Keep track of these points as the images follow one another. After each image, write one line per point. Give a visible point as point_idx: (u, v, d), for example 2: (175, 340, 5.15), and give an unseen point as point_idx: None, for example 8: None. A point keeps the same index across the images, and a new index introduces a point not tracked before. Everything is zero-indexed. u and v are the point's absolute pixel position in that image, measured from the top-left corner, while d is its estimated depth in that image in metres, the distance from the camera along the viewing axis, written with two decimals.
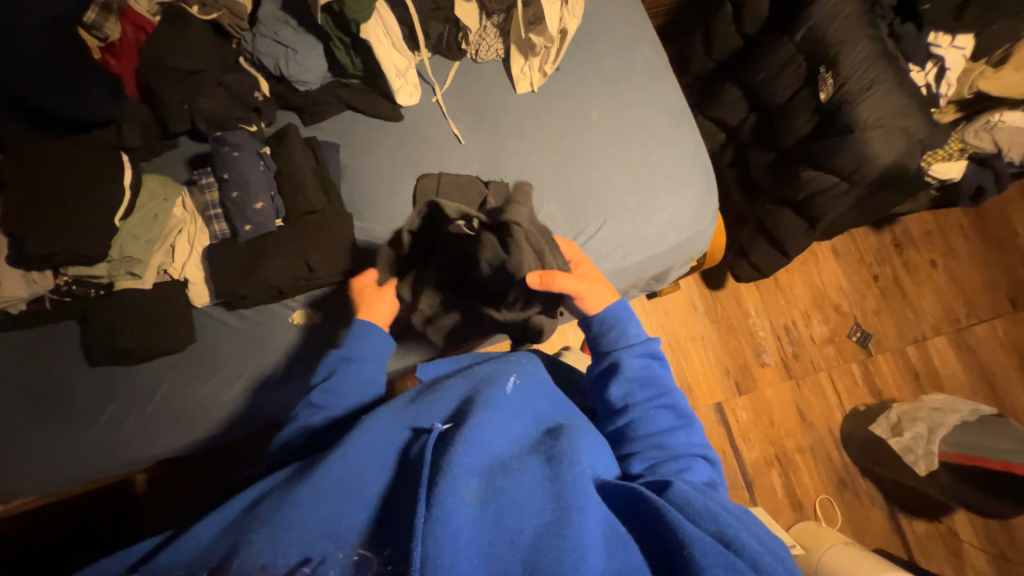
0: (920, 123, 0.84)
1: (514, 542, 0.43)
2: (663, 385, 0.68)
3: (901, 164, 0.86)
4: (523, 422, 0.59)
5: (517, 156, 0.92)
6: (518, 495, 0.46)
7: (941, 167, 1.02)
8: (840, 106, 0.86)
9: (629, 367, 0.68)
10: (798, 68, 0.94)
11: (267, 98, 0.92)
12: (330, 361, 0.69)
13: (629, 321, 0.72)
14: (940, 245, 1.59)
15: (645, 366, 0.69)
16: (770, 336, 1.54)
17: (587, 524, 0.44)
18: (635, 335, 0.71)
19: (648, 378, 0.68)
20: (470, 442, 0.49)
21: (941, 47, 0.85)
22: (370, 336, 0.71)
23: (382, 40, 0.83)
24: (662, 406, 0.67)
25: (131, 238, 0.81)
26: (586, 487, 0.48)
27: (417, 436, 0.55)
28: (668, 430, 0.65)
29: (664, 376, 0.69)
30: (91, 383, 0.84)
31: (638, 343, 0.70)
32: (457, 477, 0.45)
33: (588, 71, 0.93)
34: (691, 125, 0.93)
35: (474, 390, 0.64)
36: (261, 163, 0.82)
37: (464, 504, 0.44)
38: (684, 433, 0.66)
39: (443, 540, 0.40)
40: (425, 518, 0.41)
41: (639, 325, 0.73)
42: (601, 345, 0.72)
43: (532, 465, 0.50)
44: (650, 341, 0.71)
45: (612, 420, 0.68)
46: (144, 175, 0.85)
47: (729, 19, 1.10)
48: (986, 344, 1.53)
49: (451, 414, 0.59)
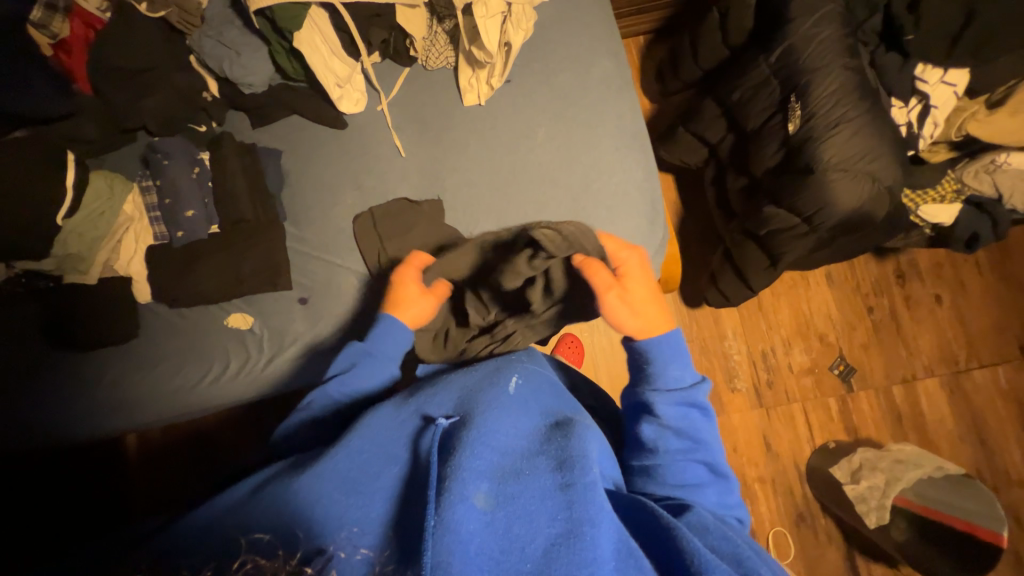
0: (887, 168, 0.79)
1: (525, 551, 0.44)
2: (699, 434, 0.61)
3: (867, 209, 0.80)
4: (530, 416, 0.60)
5: (456, 173, 0.90)
6: (530, 504, 0.47)
7: (931, 210, 0.92)
8: (805, 142, 0.80)
9: (665, 410, 0.61)
10: (771, 92, 0.87)
11: (215, 99, 0.93)
12: (352, 357, 0.68)
13: (671, 362, 0.63)
14: (950, 279, 1.46)
15: (682, 414, 0.61)
16: (745, 360, 1.44)
17: (598, 538, 0.45)
18: (676, 376, 0.63)
19: (684, 426, 0.61)
20: (481, 442, 0.50)
21: (928, 83, 0.84)
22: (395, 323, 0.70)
23: (317, 48, 0.82)
24: (698, 457, 0.60)
25: (75, 236, 0.84)
26: (598, 498, 0.48)
27: (425, 428, 0.55)
28: (697, 480, 0.59)
29: (703, 428, 0.62)
30: (39, 366, 0.89)
31: (678, 391, 0.62)
32: (466, 483, 0.46)
33: (540, 86, 0.90)
34: (645, 149, 0.89)
35: (472, 390, 0.62)
36: (194, 170, 0.86)
37: (473, 511, 0.44)
38: (713, 488, 0.60)
39: (453, 545, 0.41)
40: (434, 522, 0.42)
41: (683, 364, 0.63)
42: (643, 375, 0.64)
43: (542, 470, 0.50)
44: (694, 387, 0.63)
45: (637, 455, 0.62)
46: (89, 172, 0.86)
47: (715, 25, 0.99)
48: (983, 391, 1.42)
49: (458, 406, 0.59)
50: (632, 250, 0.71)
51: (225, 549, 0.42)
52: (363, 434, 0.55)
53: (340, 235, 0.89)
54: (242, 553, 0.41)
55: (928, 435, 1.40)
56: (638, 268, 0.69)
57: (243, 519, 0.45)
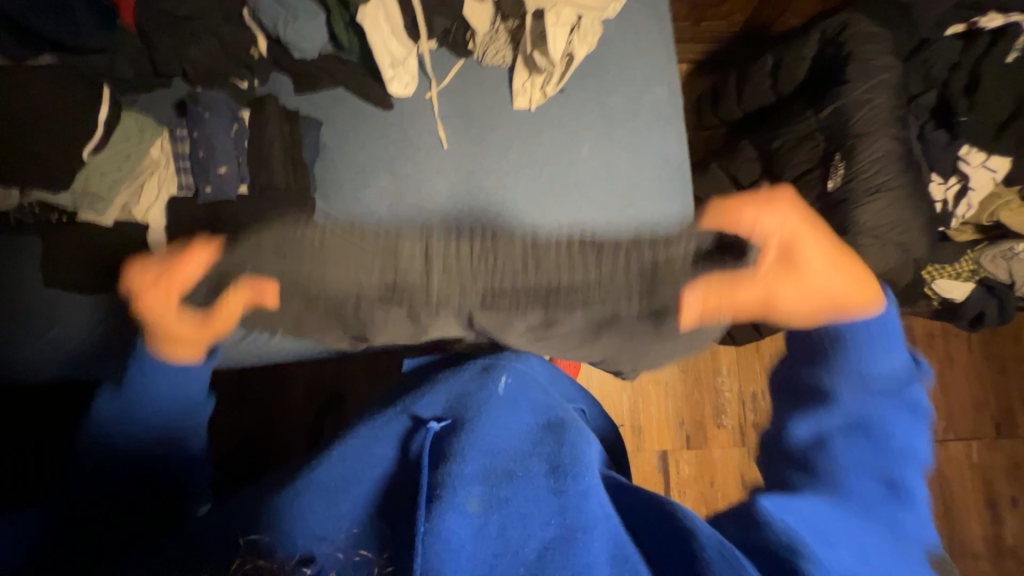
0: (916, 241, 0.81)
1: (518, 553, 0.44)
2: (889, 444, 0.49)
3: (888, 276, 0.82)
4: (521, 416, 0.57)
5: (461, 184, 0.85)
6: (522, 507, 0.47)
7: (944, 284, 0.95)
8: (841, 203, 0.82)
9: (851, 399, 0.51)
10: (814, 146, 0.89)
11: (262, 58, 0.89)
12: (114, 408, 0.62)
13: (868, 344, 0.52)
14: (940, 350, 1.50)
15: (873, 406, 0.50)
16: (735, 398, 1.42)
17: (591, 543, 0.44)
18: (876, 364, 0.51)
19: (867, 423, 0.50)
20: (473, 448, 0.50)
21: (970, 165, 0.86)
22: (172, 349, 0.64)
23: (381, 27, 0.82)
24: (878, 472, 0.48)
25: (98, 173, 0.82)
26: (590, 505, 0.47)
27: (416, 429, 0.54)
28: (868, 491, 0.48)
29: (901, 433, 0.50)
30: (35, 300, 0.85)
31: (872, 380, 0.51)
32: (458, 490, 0.46)
33: (593, 102, 0.90)
34: (683, 182, 0.90)
35: (466, 390, 0.58)
36: (233, 126, 0.85)
37: (464, 518, 0.45)
38: (895, 523, 0.46)
39: (441, 554, 0.42)
40: (425, 528, 0.43)
41: (892, 355, 0.51)
42: (822, 350, 0.54)
43: (535, 473, 0.50)
44: (902, 380, 0.51)
45: (787, 446, 0.53)
46: (122, 111, 0.83)
47: (766, 71, 1.00)
48: (955, 461, 1.47)
49: (449, 408, 0.56)
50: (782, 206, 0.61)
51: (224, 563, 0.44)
52: (351, 440, 0.54)
53: (368, 218, 0.87)
54: (239, 553, 0.44)
55: None
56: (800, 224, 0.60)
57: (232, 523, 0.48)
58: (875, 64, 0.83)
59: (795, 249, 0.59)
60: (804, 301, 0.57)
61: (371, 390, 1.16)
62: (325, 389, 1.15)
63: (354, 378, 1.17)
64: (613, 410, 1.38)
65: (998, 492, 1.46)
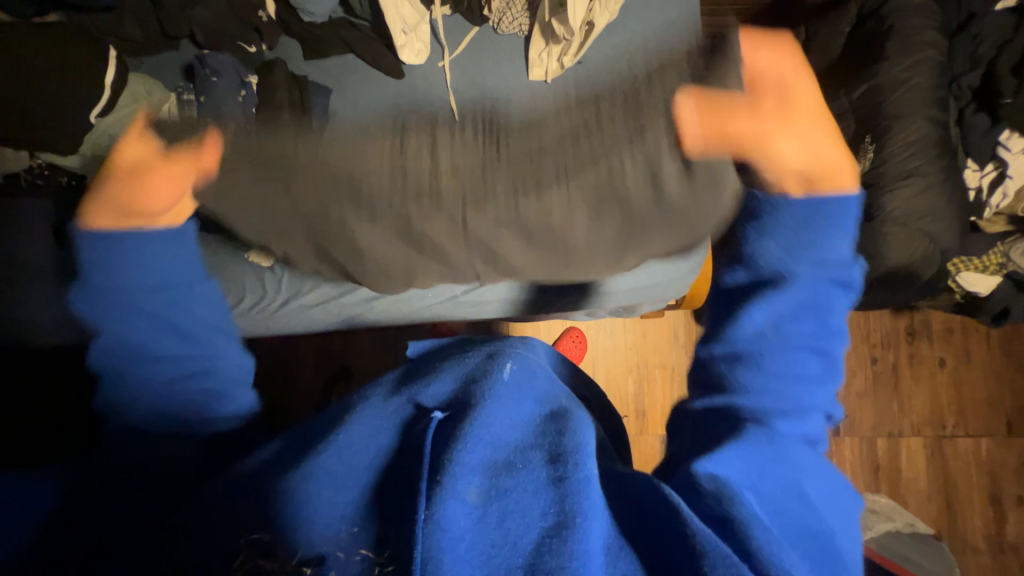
0: (945, 231, 0.78)
1: (517, 545, 0.41)
2: (826, 322, 0.47)
3: (912, 267, 0.79)
4: (525, 405, 0.55)
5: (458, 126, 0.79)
6: (522, 498, 0.44)
7: (969, 277, 0.91)
8: (870, 189, 0.78)
9: (797, 285, 0.46)
10: (846, 128, 0.83)
11: (271, 20, 0.87)
12: (99, 300, 0.53)
13: (833, 230, 0.45)
14: (957, 345, 1.47)
15: (825, 293, 0.46)
16: None
17: (592, 530, 0.41)
18: (838, 248, 0.46)
19: (809, 305, 0.46)
20: (476, 436, 0.48)
21: (1011, 151, 0.81)
22: (154, 262, 0.54)
23: None
24: (818, 348, 0.47)
25: (104, 135, 0.78)
26: (592, 492, 0.44)
27: (419, 417, 0.53)
28: (800, 375, 0.47)
29: (835, 315, 0.47)
30: None
31: (831, 264, 0.46)
32: (459, 477, 0.44)
33: (612, 75, 0.87)
34: None
35: (470, 376, 0.58)
36: (241, 92, 0.83)
37: (464, 507, 0.43)
38: (823, 391, 0.48)
39: (442, 542, 0.40)
40: (425, 517, 0.41)
41: (841, 237, 0.46)
42: (792, 234, 0.46)
43: (536, 463, 0.47)
44: (852, 263, 0.47)
45: (728, 339, 0.48)
46: (129, 73, 0.82)
47: (797, 46, 0.95)
48: (962, 458, 1.45)
49: (450, 397, 0.56)
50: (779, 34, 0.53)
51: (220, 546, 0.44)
52: (356, 423, 0.54)
53: None
54: (239, 551, 0.44)
55: (900, 489, 1.43)
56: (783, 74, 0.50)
57: (231, 513, 0.46)
58: (916, 40, 0.78)
59: (788, 85, 0.50)
60: (802, 150, 0.48)
61: (378, 365, 1.17)
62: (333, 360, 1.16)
63: (361, 352, 1.17)
64: (617, 393, 1.38)
65: (1004, 490, 1.45)
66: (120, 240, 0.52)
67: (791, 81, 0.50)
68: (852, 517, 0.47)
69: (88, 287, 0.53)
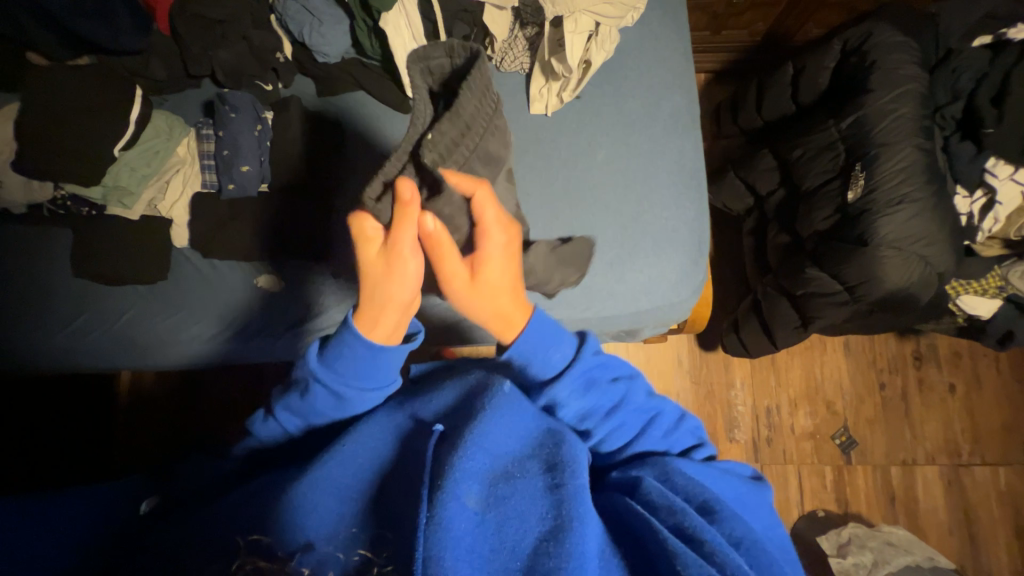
0: (940, 255, 0.79)
1: (515, 549, 0.44)
2: (599, 398, 0.60)
3: (909, 290, 0.80)
4: (524, 419, 0.56)
5: (469, 101, 0.61)
6: (520, 504, 0.47)
7: (970, 300, 0.93)
8: (862, 214, 0.81)
9: (570, 392, 0.59)
10: (835, 157, 0.87)
11: (287, 61, 0.92)
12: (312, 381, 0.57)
13: (547, 348, 0.59)
14: (967, 371, 1.45)
15: (581, 389, 0.60)
16: (748, 413, 1.40)
17: (587, 535, 0.44)
18: (559, 357, 0.59)
19: (586, 405, 0.60)
20: (477, 444, 0.49)
21: (997, 177, 0.84)
22: (366, 370, 0.56)
23: (401, 30, 0.83)
24: (624, 411, 0.61)
25: (127, 168, 0.84)
26: (588, 500, 0.47)
27: (419, 430, 0.55)
28: (630, 438, 0.61)
29: (606, 386, 0.61)
30: (71, 290, 0.90)
31: (569, 368, 0.59)
32: (460, 483, 0.46)
33: (609, 108, 0.90)
34: (699, 191, 0.90)
35: (470, 389, 0.59)
36: (257, 126, 0.87)
37: (464, 511, 0.44)
38: (656, 428, 0.62)
39: (445, 541, 0.41)
40: (427, 519, 0.43)
41: (559, 347, 0.59)
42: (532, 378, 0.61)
43: (533, 472, 0.50)
44: (578, 355, 0.60)
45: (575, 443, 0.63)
46: (152, 109, 0.87)
47: (786, 80, 0.99)
48: (981, 489, 1.40)
49: (449, 410, 0.57)
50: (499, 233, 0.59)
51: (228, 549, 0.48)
52: (355, 437, 0.55)
53: None
54: (240, 554, 0.47)
55: (918, 521, 1.38)
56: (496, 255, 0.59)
57: (236, 522, 0.50)
58: (898, 74, 0.82)
59: (479, 260, 0.58)
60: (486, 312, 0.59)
61: None
62: None
63: None
64: None
65: None
66: (362, 351, 0.54)
67: (484, 240, 0.58)
68: (748, 488, 0.61)
69: (309, 368, 0.56)
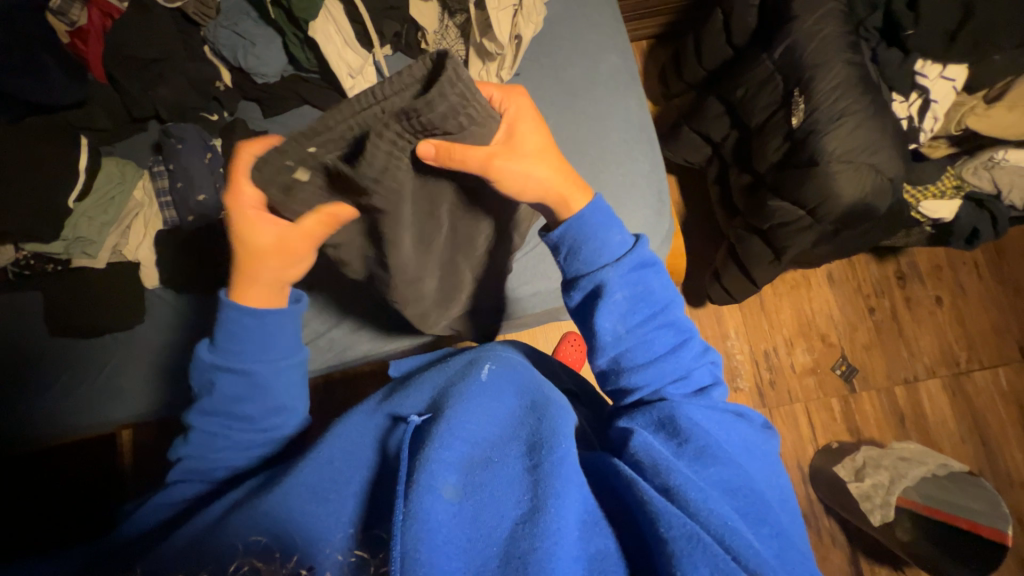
0: (887, 160, 0.81)
1: (491, 536, 0.44)
2: (650, 291, 0.59)
3: (865, 201, 0.82)
4: (505, 401, 0.57)
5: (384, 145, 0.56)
6: (496, 491, 0.47)
7: (932, 205, 0.95)
8: (808, 136, 0.82)
9: (616, 286, 0.58)
10: (775, 88, 0.89)
11: (227, 88, 0.94)
12: (210, 366, 0.61)
13: (608, 228, 0.60)
14: (949, 281, 1.47)
15: (637, 278, 0.59)
16: (747, 360, 1.41)
17: (562, 510, 0.44)
18: (619, 241, 0.60)
19: (635, 295, 0.59)
20: (451, 434, 0.48)
21: (927, 78, 0.87)
22: (268, 339, 0.62)
23: (332, 37, 0.84)
24: (658, 324, 0.59)
25: (85, 218, 0.84)
26: (567, 474, 0.47)
27: (394, 427, 0.55)
28: (663, 347, 0.58)
29: (659, 288, 0.60)
30: (51, 350, 0.89)
31: (627, 255, 0.59)
32: (435, 474, 0.44)
33: (548, 79, 0.92)
34: (650, 143, 0.92)
35: (449, 381, 0.59)
36: (207, 154, 0.88)
37: (441, 502, 0.43)
38: (686, 349, 0.59)
39: (421, 535, 0.41)
40: (403, 515, 0.42)
41: (615, 233, 0.60)
42: (583, 264, 0.60)
43: (511, 457, 0.50)
44: (636, 246, 0.60)
45: (599, 353, 0.60)
46: (102, 158, 0.87)
47: (717, 26, 1.01)
48: (984, 393, 1.42)
49: (426, 403, 0.57)
50: (516, 97, 0.64)
51: (223, 552, 0.46)
52: (334, 439, 0.56)
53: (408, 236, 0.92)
54: (238, 554, 0.45)
55: (929, 435, 1.40)
56: (528, 112, 0.64)
57: (223, 533, 0.48)
58: None
59: (512, 123, 0.62)
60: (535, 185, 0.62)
61: None
62: (337, 410, 1.14)
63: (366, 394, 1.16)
64: None
65: None
66: (249, 322, 0.60)
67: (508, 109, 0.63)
68: (763, 444, 0.58)
69: (205, 361, 0.61)
